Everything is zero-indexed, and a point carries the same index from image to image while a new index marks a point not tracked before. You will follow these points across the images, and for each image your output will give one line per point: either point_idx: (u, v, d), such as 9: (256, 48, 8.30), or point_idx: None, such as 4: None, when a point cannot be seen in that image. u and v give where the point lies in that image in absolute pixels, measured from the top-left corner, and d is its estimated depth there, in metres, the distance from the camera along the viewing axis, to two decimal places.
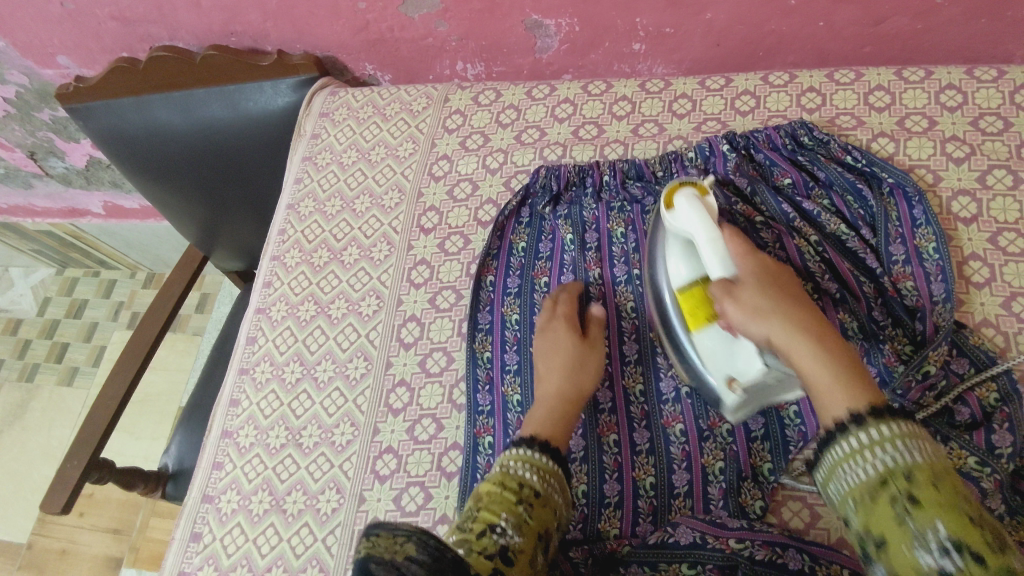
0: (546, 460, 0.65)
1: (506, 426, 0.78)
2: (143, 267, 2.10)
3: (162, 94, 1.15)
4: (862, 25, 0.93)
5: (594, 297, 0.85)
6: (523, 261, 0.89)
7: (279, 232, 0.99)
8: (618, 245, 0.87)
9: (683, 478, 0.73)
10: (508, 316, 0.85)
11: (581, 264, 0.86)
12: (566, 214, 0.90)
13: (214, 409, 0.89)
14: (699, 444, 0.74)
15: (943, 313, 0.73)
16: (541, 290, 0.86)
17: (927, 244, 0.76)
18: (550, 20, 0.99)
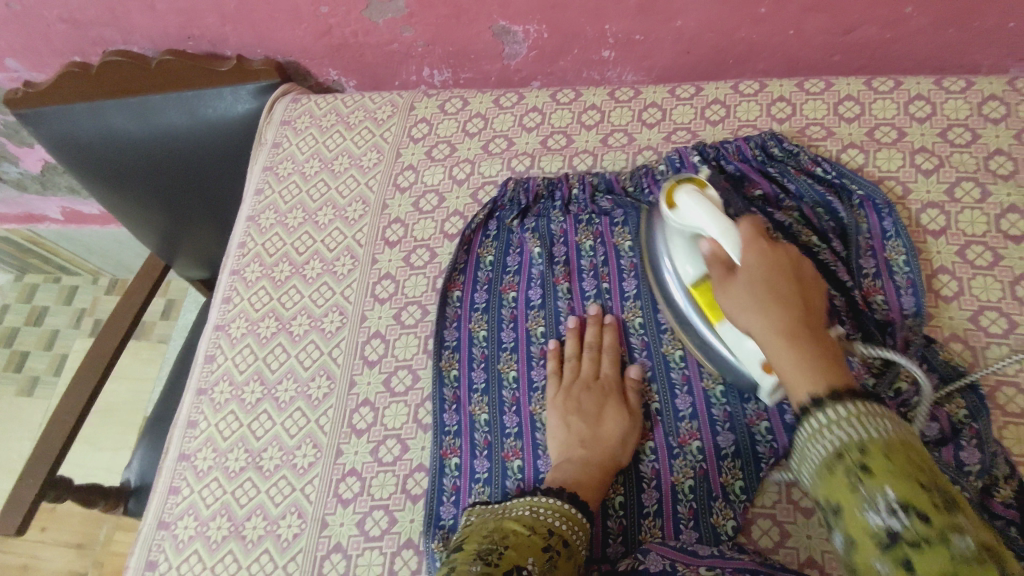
0: (574, 509, 0.64)
1: (473, 447, 0.77)
2: (106, 273, 2.05)
3: (116, 101, 1.10)
4: (831, 34, 0.92)
5: (562, 312, 0.83)
6: (490, 275, 0.86)
7: (238, 244, 0.96)
8: (587, 259, 0.85)
9: (653, 498, 0.72)
10: (476, 333, 0.83)
11: (550, 278, 0.84)
12: (534, 227, 0.88)
13: (170, 431, 0.86)
14: (669, 462, 0.73)
15: (915, 326, 0.74)
16: (509, 304, 0.84)
17: (897, 256, 0.76)
18: (518, 26, 0.97)
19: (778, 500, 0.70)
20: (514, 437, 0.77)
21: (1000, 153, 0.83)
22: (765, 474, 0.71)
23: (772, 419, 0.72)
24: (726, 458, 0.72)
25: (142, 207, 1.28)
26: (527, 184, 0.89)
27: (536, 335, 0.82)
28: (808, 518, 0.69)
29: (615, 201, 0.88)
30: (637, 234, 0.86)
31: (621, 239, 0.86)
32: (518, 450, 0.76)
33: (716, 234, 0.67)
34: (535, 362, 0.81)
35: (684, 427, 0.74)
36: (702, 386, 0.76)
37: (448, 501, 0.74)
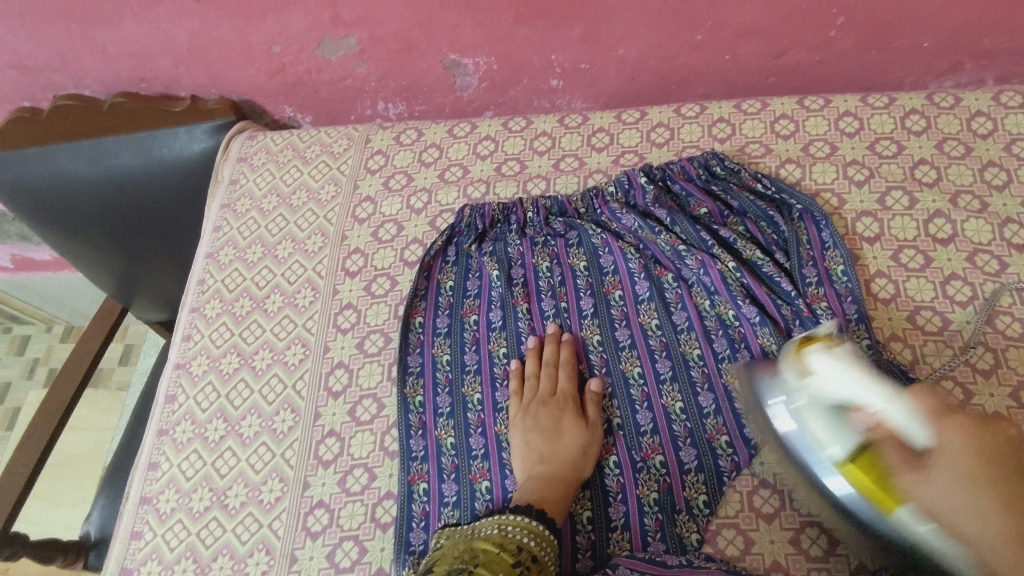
0: (541, 526, 0.65)
1: (440, 471, 0.77)
2: (60, 320, 2.00)
3: (69, 145, 1.10)
4: (764, 57, 0.97)
5: (523, 332, 0.84)
6: (451, 300, 0.88)
7: (197, 282, 0.96)
8: (545, 280, 0.88)
9: (619, 511, 0.73)
10: (439, 357, 0.84)
11: (510, 300, 0.86)
12: (493, 251, 0.90)
13: (132, 474, 0.84)
14: (634, 476, 0.75)
15: (857, 331, 0.76)
16: (472, 327, 0.86)
17: (836, 267, 0.80)
18: (468, 58, 1.00)
19: (740, 509, 0.72)
20: (481, 458, 0.78)
21: (924, 163, 0.88)
22: (727, 486, 0.73)
23: (731, 434, 0.75)
24: (689, 472, 0.74)
25: (97, 250, 1.27)
26: (483, 211, 0.92)
27: (498, 356, 0.84)
28: (771, 524, 0.70)
29: (567, 223, 0.91)
30: (592, 254, 0.88)
31: (576, 260, 0.88)
32: (485, 471, 0.77)
33: (879, 405, 0.55)
34: (500, 383, 0.82)
35: (646, 442, 0.76)
36: (661, 400, 0.78)
37: (418, 527, 0.74)
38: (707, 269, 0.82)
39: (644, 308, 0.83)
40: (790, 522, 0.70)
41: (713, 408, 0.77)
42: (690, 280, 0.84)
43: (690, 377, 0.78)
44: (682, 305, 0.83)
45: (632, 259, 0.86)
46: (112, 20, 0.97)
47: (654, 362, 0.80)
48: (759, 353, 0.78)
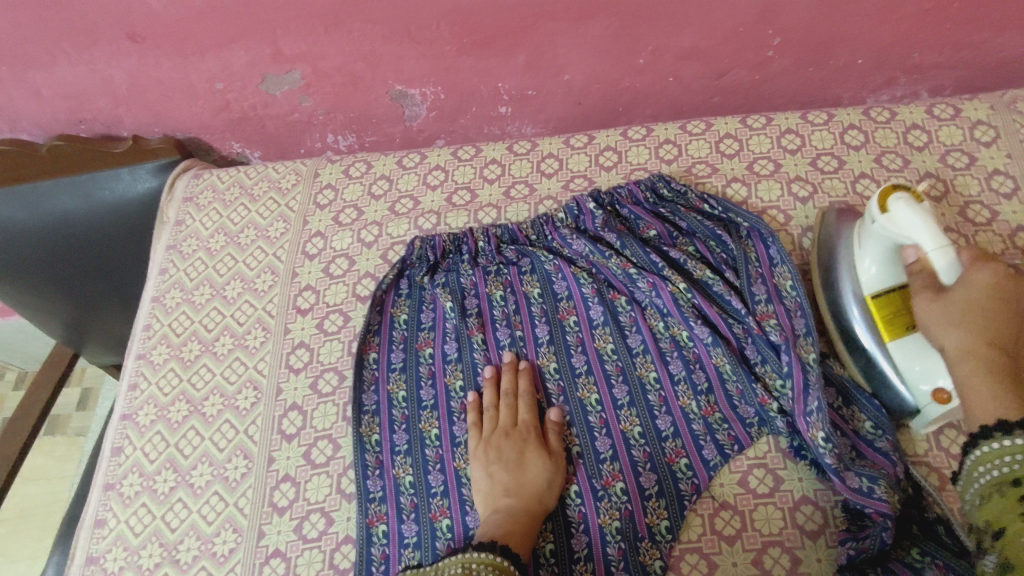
0: (501, 559, 0.62)
1: (399, 512, 0.75)
2: (12, 367, 1.94)
3: (2, 192, 1.03)
4: (706, 78, 0.99)
5: (479, 363, 0.83)
6: (405, 334, 0.87)
7: (143, 328, 0.93)
8: (499, 309, 0.87)
9: (582, 542, 0.72)
10: (394, 394, 0.82)
11: (464, 330, 0.85)
12: (446, 282, 0.89)
13: (77, 534, 0.81)
14: (595, 506, 0.74)
15: (807, 346, 0.74)
16: (427, 361, 0.84)
17: (785, 282, 0.80)
18: (414, 89, 1.00)
19: (702, 532, 0.72)
20: (441, 496, 0.76)
21: (864, 176, 0.90)
22: (688, 510, 0.73)
23: (690, 456, 0.75)
24: (650, 498, 0.73)
25: (42, 297, 1.22)
26: (434, 243, 0.91)
27: (454, 389, 0.82)
28: (732, 546, 0.71)
29: (519, 251, 0.90)
30: (545, 281, 0.88)
31: (530, 287, 0.88)
32: (445, 508, 0.75)
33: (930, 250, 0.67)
34: (457, 417, 0.81)
35: (606, 469, 0.75)
36: (619, 426, 0.78)
37: (378, 571, 0.73)
38: (659, 291, 0.82)
39: (599, 333, 0.83)
40: (751, 542, 0.71)
41: (672, 432, 0.76)
42: (644, 302, 0.84)
43: (648, 401, 0.78)
44: (636, 327, 0.83)
45: (585, 284, 0.86)
46: (45, 63, 0.95)
47: (611, 387, 0.80)
48: (714, 372, 0.78)
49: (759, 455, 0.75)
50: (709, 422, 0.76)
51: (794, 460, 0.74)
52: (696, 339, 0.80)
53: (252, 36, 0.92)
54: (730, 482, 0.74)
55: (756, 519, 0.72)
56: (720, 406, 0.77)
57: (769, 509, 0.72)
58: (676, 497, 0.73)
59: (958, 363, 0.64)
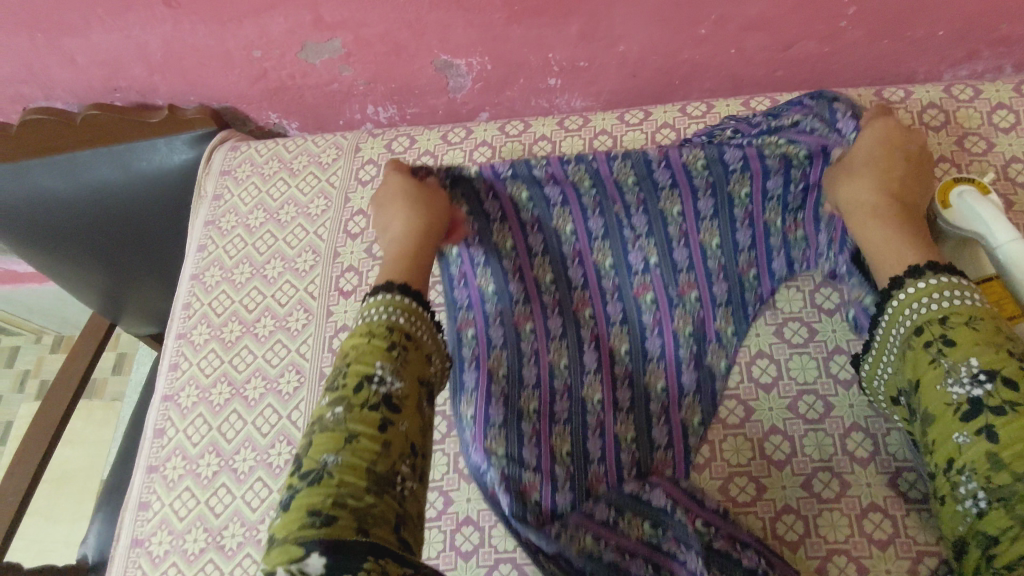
0: (409, 302, 0.61)
1: (486, 454, 0.70)
2: (50, 331, 1.96)
3: (42, 160, 1.04)
4: (772, 50, 0.92)
5: (525, 354, 0.76)
6: (461, 225, 0.77)
7: (183, 306, 0.91)
8: (587, 196, 0.75)
9: (655, 344, 0.77)
10: (485, 288, 0.78)
11: (533, 194, 0.75)
12: (511, 172, 0.73)
13: (122, 515, 0.80)
14: (670, 312, 0.77)
15: None
16: (491, 199, 0.76)
17: None
18: (460, 59, 0.95)
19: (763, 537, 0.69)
20: (534, 455, 0.71)
21: (944, 160, 0.84)
22: (753, 316, 0.78)
23: (760, 268, 0.77)
24: (721, 306, 0.77)
25: (80, 267, 1.21)
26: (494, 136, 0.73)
27: (498, 376, 0.74)
28: (794, 552, 0.68)
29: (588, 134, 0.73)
30: (640, 164, 0.72)
31: (621, 174, 0.73)
32: (535, 460, 0.71)
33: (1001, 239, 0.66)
34: (496, 400, 0.73)
35: (683, 278, 0.77)
36: (699, 237, 0.76)
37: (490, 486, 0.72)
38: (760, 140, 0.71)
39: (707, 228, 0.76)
40: (814, 549, 0.68)
41: (751, 245, 0.76)
42: (731, 167, 0.71)
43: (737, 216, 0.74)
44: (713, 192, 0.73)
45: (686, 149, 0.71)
46: (79, 29, 0.91)
47: (696, 201, 0.74)
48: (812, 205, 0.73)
49: (824, 458, 0.71)
50: (775, 424, 0.74)
51: (863, 465, 0.70)
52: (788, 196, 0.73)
53: (292, 3, 0.87)
54: (794, 485, 0.71)
55: (821, 525, 0.68)
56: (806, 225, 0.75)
57: (835, 515, 0.69)
58: (738, 500, 0.71)
59: (857, 210, 0.66)
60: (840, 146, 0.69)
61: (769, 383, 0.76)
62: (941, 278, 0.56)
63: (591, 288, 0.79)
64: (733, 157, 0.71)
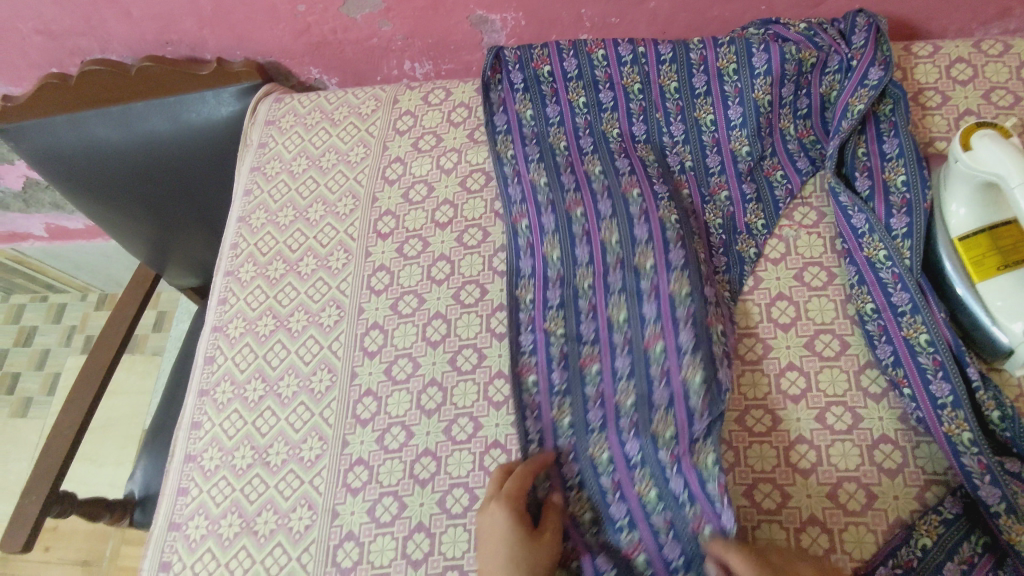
0: None
1: (547, 282, 0.83)
2: (95, 288, 2.06)
3: (99, 111, 1.10)
4: (803, 6, 0.93)
5: (584, 312, 0.81)
6: (517, 168, 0.90)
7: (230, 246, 0.96)
8: (635, 102, 0.91)
9: (689, 233, 0.84)
10: (537, 180, 0.88)
11: (588, 99, 0.93)
12: (574, 70, 0.92)
13: (174, 434, 0.86)
14: (702, 206, 0.86)
15: (897, 167, 0.79)
16: (553, 102, 0.94)
17: (885, 108, 0.82)
18: (496, 15, 0.98)
19: (777, 463, 0.72)
20: (592, 342, 0.79)
21: (971, 114, 0.85)
22: (783, 211, 0.84)
23: (786, 169, 0.85)
24: (751, 202, 0.85)
25: (128, 217, 1.27)
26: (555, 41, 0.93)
27: (553, 259, 0.84)
28: (806, 479, 0.71)
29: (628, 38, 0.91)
30: (684, 73, 0.89)
31: (667, 80, 0.90)
32: (595, 354, 0.78)
33: (1013, 184, 0.64)
34: (555, 362, 0.79)
35: (714, 180, 0.87)
36: (729, 146, 0.87)
37: (532, 416, 0.78)
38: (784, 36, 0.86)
39: (736, 136, 0.87)
40: (826, 476, 0.71)
41: (770, 151, 0.86)
42: (756, 72, 0.85)
43: (759, 121, 0.85)
44: (739, 99, 0.87)
45: (720, 55, 0.87)
46: None
47: (727, 108, 0.88)
48: (818, 99, 0.86)
49: (837, 392, 0.74)
50: (792, 360, 0.76)
51: (876, 398, 0.73)
52: (798, 103, 0.87)
53: None
54: (808, 417, 0.73)
55: (834, 454, 0.71)
56: (815, 128, 0.86)
57: (847, 445, 0.72)
58: (754, 430, 0.74)
59: None
60: (835, 58, 0.84)
61: (787, 323, 0.78)
62: None
63: (648, 207, 0.83)
64: (760, 61, 0.85)
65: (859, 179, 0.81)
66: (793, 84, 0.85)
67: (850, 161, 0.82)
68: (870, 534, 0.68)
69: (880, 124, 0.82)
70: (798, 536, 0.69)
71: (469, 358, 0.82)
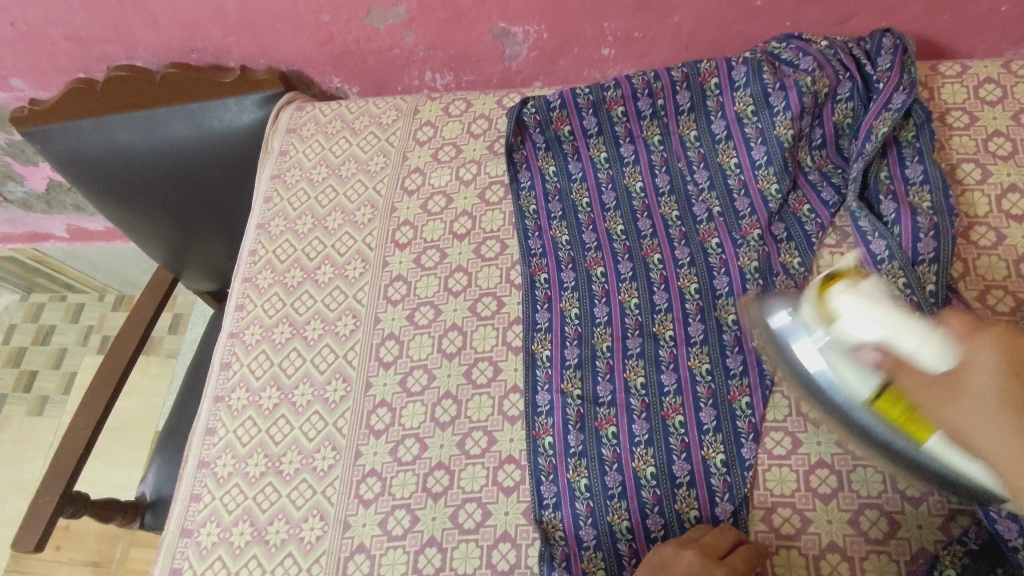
0: None
1: (564, 339, 0.82)
2: (112, 290, 2.08)
3: (123, 115, 1.11)
4: (827, 24, 0.93)
5: (601, 372, 0.79)
6: (538, 223, 0.90)
7: (249, 252, 0.97)
8: (656, 154, 0.90)
9: (723, 281, 0.82)
10: (558, 238, 0.88)
11: (610, 154, 0.91)
12: (593, 128, 0.91)
13: (188, 440, 0.86)
14: (735, 250, 0.83)
15: (922, 193, 0.78)
16: (575, 158, 0.93)
17: (907, 135, 0.81)
18: (518, 27, 0.98)
19: (797, 487, 0.71)
20: (608, 405, 0.77)
21: (998, 135, 0.84)
22: (816, 245, 0.82)
23: (812, 203, 0.84)
24: (782, 242, 0.83)
25: (151, 221, 1.28)
26: (573, 98, 0.90)
27: (571, 316, 0.83)
28: (827, 504, 0.70)
29: (647, 91, 0.89)
30: (701, 120, 0.89)
31: (685, 127, 0.90)
32: (612, 417, 0.77)
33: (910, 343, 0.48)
34: (573, 425, 0.77)
35: (744, 222, 0.84)
36: (757, 186, 0.85)
37: (547, 480, 0.75)
38: (805, 52, 0.84)
39: (763, 174, 0.85)
40: (847, 502, 0.69)
41: (795, 184, 0.85)
42: (775, 111, 0.83)
43: (785, 157, 0.83)
44: (761, 139, 0.85)
45: (737, 99, 0.86)
46: None
47: (749, 149, 0.86)
48: (832, 128, 0.84)
49: None
50: None
51: None
52: (813, 133, 0.85)
53: None
54: (828, 441, 0.72)
55: (855, 480, 0.70)
56: (833, 158, 0.85)
57: (869, 471, 0.70)
58: (773, 452, 0.73)
59: None
60: (846, 87, 0.83)
61: None
62: None
63: (667, 274, 0.83)
64: (777, 101, 0.83)
65: (884, 202, 0.79)
66: (811, 116, 0.83)
67: (878, 190, 0.80)
68: (892, 563, 0.67)
69: (903, 150, 0.81)
70: (817, 563, 0.68)
71: (484, 372, 0.82)
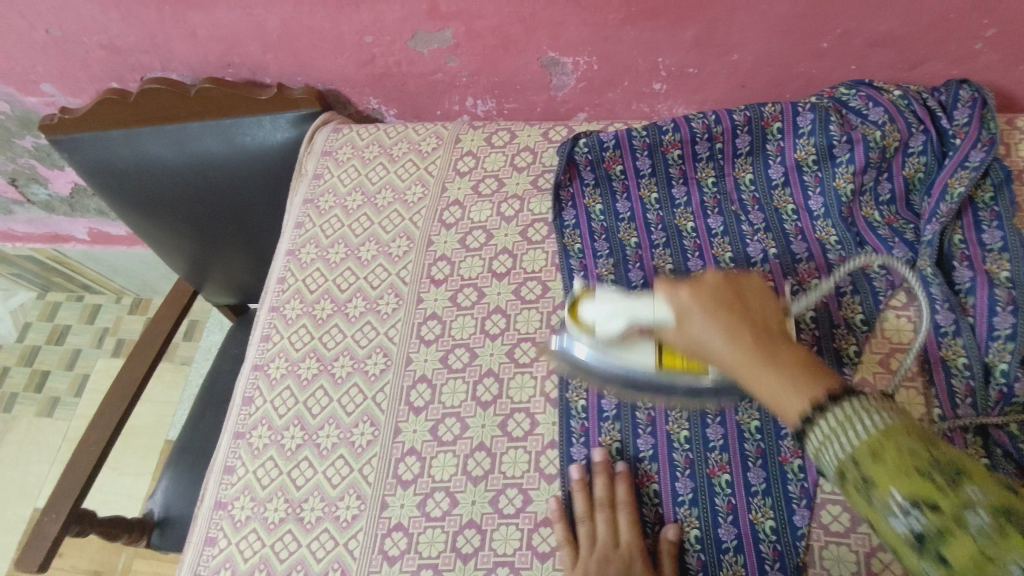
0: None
1: (601, 387, 0.77)
2: (129, 293, 2.05)
3: (154, 128, 1.08)
4: (896, 68, 0.88)
5: (641, 424, 0.74)
6: (583, 262, 0.85)
7: (278, 279, 0.93)
8: (709, 195, 0.86)
9: None
10: (604, 278, 0.83)
11: (661, 195, 0.87)
12: (647, 168, 0.87)
13: (206, 477, 0.82)
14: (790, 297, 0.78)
15: (1001, 260, 0.73)
16: (623, 197, 0.88)
17: (983, 194, 0.76)
18: (567, 57, 0.94)
19: (856, 570, 0.65)
20: (650, 459, 0.73)
21: None
22: (883, 304, 0.77)
23: None
24: (846, 295, 0.77)
25: (174, 234, 1.25)
26: (628, 139, 0.86)
27: None
28: None
29: (706, 135, 0.85)
30: (759, 163, 0.86)
31: (741, 170, 0.86)
32: (654, 474, 0.72)
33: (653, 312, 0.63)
34: None
35: (802, 268, 0.80)
36: (816, 236, 0.81)
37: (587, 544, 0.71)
38: (875, 102, 0.79)
39: (821, 225, 0.81)
40: None
41: (861, 240, 0.79)
42: (838, 163, 0.80)
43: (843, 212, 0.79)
44: (820, 188, 0.82)
45: (799, 146, 0.83)
46: (204, 4, 0.94)
47: (807, 198, 0.82)
48: (901, 182, 0.79)
49: None
50: None
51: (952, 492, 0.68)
52: (879, 188, 0.80)
53: None
54: None
55: None
56: (903, 214, 0.79)
57: None
58: (830, 528, 0.67)
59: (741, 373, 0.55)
60: (921, 141, 0.78)
61: None
62: (842, 410, 0.48)
63: None
64: (842, 153, 0.79)
65: (957, 268, 0.74)
66: (876, 170, 0.79)
67: (948, 255, 0.75)
68: None
69: (980, 212, 0.75)
70: None
71: (520, 425, 0.77)
